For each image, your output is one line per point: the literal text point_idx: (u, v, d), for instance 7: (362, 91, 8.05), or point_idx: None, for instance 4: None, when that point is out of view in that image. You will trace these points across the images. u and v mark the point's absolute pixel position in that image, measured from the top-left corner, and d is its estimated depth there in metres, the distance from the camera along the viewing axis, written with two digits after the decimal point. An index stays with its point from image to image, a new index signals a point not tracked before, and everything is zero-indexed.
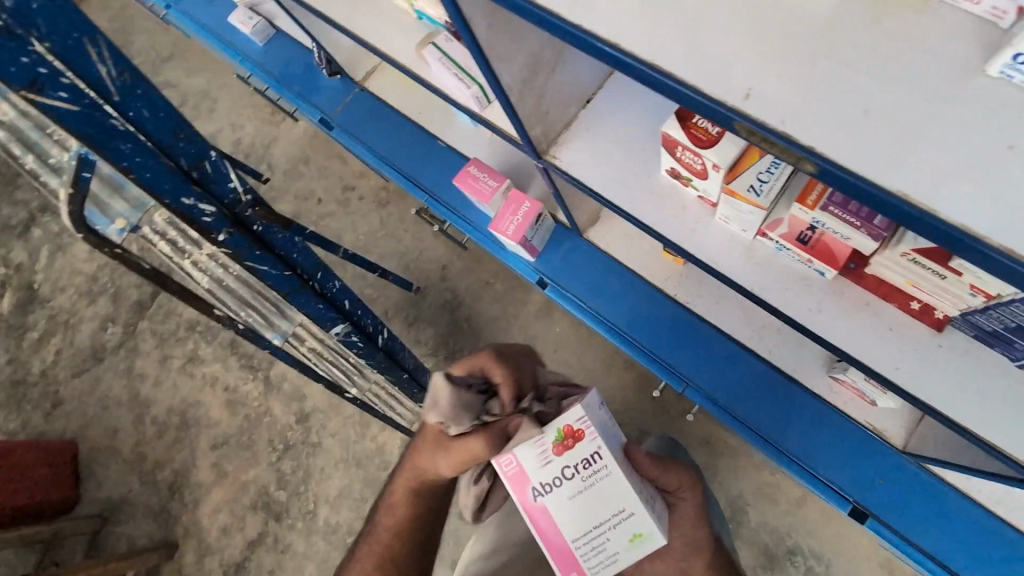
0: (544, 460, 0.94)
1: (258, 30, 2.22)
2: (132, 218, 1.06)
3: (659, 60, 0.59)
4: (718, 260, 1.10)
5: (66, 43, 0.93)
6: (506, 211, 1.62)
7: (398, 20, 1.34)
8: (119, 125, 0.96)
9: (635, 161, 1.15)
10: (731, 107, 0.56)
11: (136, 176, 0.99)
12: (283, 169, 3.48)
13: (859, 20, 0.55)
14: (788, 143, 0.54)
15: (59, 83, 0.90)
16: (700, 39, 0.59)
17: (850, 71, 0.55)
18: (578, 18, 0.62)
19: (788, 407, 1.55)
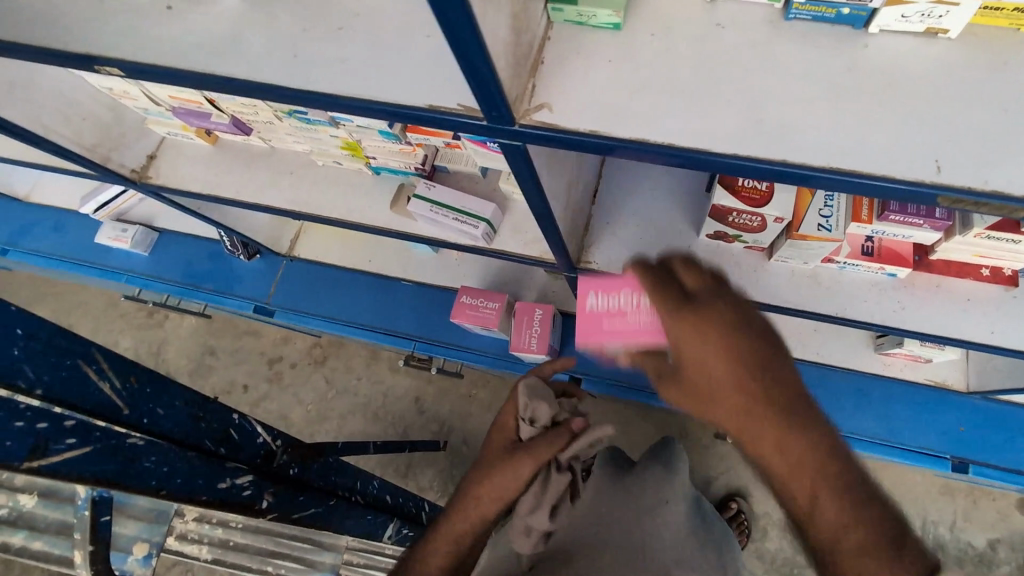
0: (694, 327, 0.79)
1: (138, 240, 1.79)
2: (153, 537, 0.77)
3: (839, 163, 0.53)
4: (790, 299, 1.09)
5: (59, 375, 0.65)
6: (522, 326, 1.52)
7: (350, 181, 1.21)
8: (137, 440, 0.66)
9: (667, 237, 1.12)
10: (930, 184, 0.52)
11: (168, 490, 0.67)
12: (187, 370, 3.02)
13: (992, 70, 0.55)
14: (1010, 200, 0.51)
15: (62, 428, 0.62)
16: (855, 131, 0.55)
17: (1016, 114, 0.53)
18: (722, 148, 0.56)
19: (852, 396, 1.58)
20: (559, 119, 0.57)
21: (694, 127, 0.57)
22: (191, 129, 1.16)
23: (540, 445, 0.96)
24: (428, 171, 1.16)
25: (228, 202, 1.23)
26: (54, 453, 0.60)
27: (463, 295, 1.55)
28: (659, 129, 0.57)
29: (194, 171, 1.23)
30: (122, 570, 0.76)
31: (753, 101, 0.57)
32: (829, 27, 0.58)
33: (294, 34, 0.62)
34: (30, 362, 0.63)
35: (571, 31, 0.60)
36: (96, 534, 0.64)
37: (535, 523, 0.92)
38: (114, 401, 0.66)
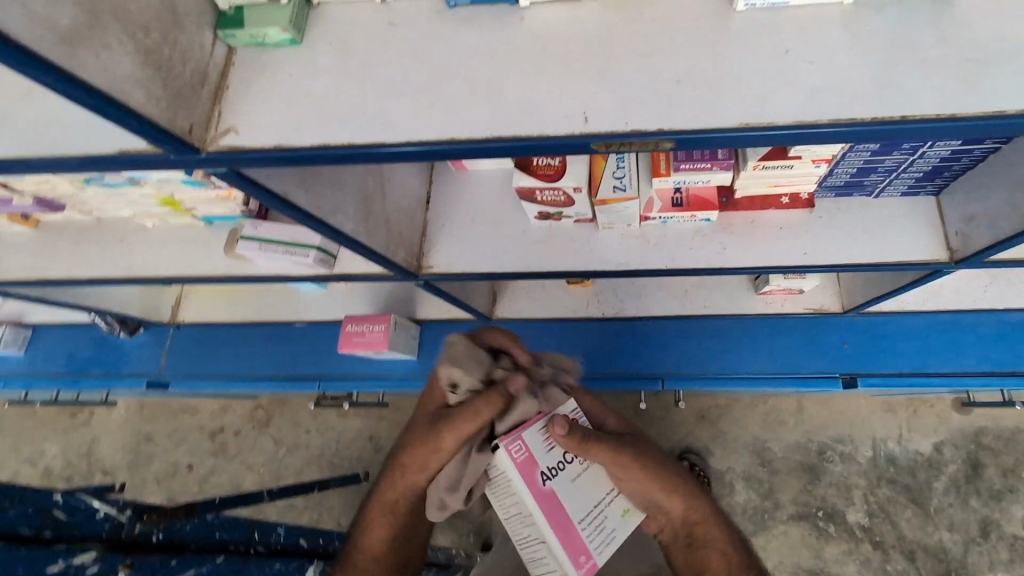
0: (546, 441, 0.82)
1: (9, 338, 1.70)
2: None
3: (498, 131, 0.55)
4: (623, 259, 1.13)
5: None
6: (528, 460, 0.79)
7: (184, 238, 1.19)
8: None
9: (501, 226, 1.15)
10: (576, 134, 0.54)
11: None
12: (124, 463, 2.88)
13: (625, 23, 0.57)
14: (641, 135, 0.53)
15: None
16: (516, 93, 0.56)
17: (646, 59, 0.56)
18: (397, 138, 0.56)
19: (746, 340, 1.66)
20: (235, 143, 0.57)
21: (375, 119, 0.57)
22: (3, 216, 1.12)
23: (459, 420, 0.85)
24: (257, 211, 1.15)
25: (61, 283, 1.19)
26: None
27: (530, 425, 0.82)
28: (336, 126, 0.57)
29: (25, 261, 1.18)
30: None
31: (421, 84, 0.58)
32: (488, 7, 0.60)
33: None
34: None
35: (251, 53, 0.61)
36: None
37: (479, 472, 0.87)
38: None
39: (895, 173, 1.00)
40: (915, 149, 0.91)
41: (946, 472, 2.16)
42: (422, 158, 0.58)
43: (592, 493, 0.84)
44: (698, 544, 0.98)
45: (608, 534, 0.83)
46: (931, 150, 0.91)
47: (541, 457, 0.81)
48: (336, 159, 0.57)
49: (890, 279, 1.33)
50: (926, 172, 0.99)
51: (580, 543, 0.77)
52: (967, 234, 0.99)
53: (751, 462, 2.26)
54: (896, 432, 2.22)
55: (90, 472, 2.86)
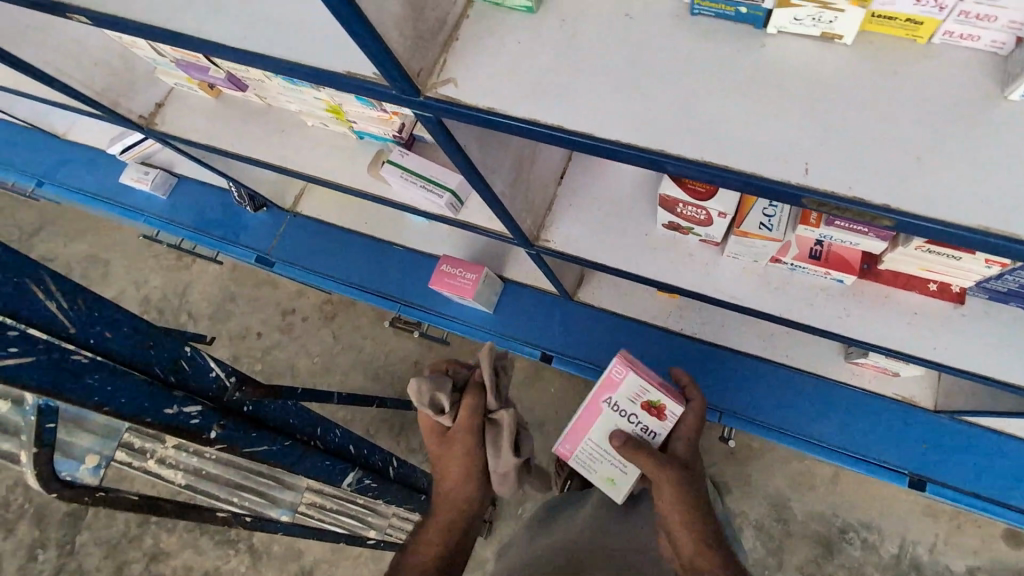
0: (642, 391, 1.07)
1: (158, 183, 1.92)
2: (104, 451, 0.88)
3: (711, 157, 0.55)
4: (737, 294, 1.12)
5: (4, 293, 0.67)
6: (639, 383, 1.07)
7: (334, 144, 1.28)
8: (81, 359, 0.74)
9: (625, 223, 1.15)
10: (794, 185, 0.53)
11: (110, 406, 0.78)
12: (207, 312, 3.20)
13: (874, 81, 0.55)
14: (862, 206, 0.52)
15: (7, 339, 0.67)
16: (736, 124, 0.56)
17: (890, 127, 0.53)
18: (608, 135, 0.58)
19: (819, 405, 1.60)
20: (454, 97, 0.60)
21: (590, 112, 0.59)
22: (195, 81, 1.24)
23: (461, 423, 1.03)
24: (406, 140, 1.21)
25: (223, 153, 1.31)
26: None
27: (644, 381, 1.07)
28: (552, 108, 0.59)
29: (199, 124, 1.31)
30: (72, 476, 0.86)
31: (646, 89, 0.58)
32: (731, 24, 0.59)
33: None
34: None
35: (486, 10, 0.62)
36: (40, 438, 0.74)
37: (505, 468, 1.05)
38: (61, 320, 0.72)
39: None
40: None
41: None
42: (627, 161, 0.59)
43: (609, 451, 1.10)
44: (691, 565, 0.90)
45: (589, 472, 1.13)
46: None
47: (623, 394, 1.08)
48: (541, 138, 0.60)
49: (1002, 398, 1.24)
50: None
51: (573, 442, 1.12)
52: None
53: (767, 514, 2.22)
54: (933, 541, 2.11)
55: (179, 311, 3.22)
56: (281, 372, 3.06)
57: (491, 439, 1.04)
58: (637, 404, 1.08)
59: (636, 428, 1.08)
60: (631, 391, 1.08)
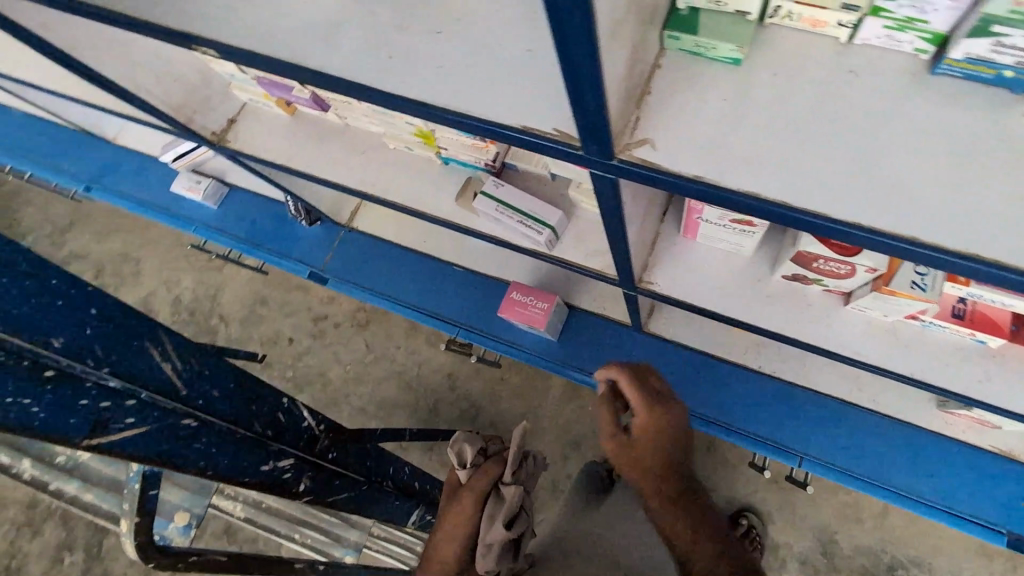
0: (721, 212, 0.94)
1: (210, 193, 1.86)
2: (194, 509, 0.81)
3: (977, 250, 0.48)
4: (859, 350, 1.04)
5: (128, 357, 0.62)
6: None
7: (417, 168, 1.21)
8: (191, 424, 0.66)
9: (736, 268, 1.09)
10: None
11: (216, 468, 0.69)
12: (239, 315, 3.08)
13: None
14: None
15: (125, 406, 0.60)
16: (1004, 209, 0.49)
17: None
18: (848, 215, 0.51)
19: (907, 453, 1.52)
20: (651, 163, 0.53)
21: (822, 183, 0.51)
22: (273, 97, 1.17)
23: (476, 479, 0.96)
24: (497, 168, 1.14)
25: (298, 173, 1.24)
26: (113, 432, 0.58)
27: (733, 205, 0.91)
28: (775, 178, 0.52)
29: (272, 141, 1.24)
30: (162, 537, 0.79)
31: (885, 160, 0.51)
32: (983, 85, 0.52)
33: (392, 30, 0.61)
34: (97, 338, 0.60)
35: (685, 60, 0.56)
36: (143, 506, 0.67)
37: (492, 539, 0.87)
38: (176, 383, 0.65)
39: None
40: None
41: None
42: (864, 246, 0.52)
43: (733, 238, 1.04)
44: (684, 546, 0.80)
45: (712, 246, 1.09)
46: None
47: (710, 215, 0.97)
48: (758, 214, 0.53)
49: None
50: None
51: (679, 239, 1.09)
52: None
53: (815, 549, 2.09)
54: None
55: (210, 314, 3.10)
56: (312, 381, 2.94)
57: (492, 508, 0.92)
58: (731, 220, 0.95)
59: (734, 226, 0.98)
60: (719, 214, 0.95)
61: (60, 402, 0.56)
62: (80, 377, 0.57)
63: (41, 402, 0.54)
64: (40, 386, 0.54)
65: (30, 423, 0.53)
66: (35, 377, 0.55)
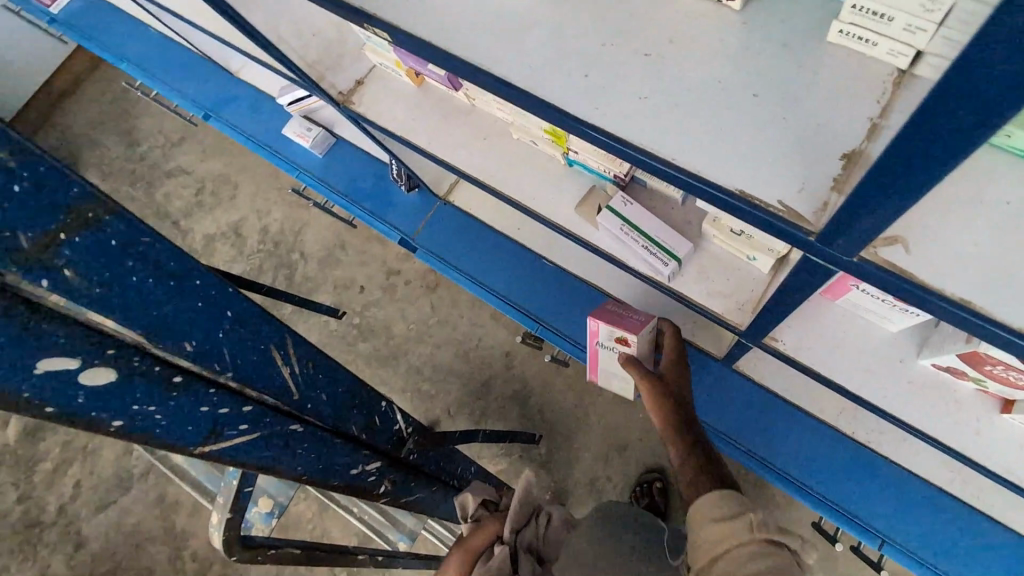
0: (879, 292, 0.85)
1: (319, 141, 1.87)
2: (279, 498, 0.80)
3: None
4: (1009, 467, 0.90)
5: (251, 359, 0.61)
6: None
7: (536, 165, 1.14)
8: (297, 429, 0.66)
9: (878, 345, 0.96)
10: None
11: (310, 476, 0.68)
12: (318, 256, 3.03)
13: None
14: None
15: (240, 415, 0.59)
16: None
17: None
18: None
19: (1005, 560, 1.38)
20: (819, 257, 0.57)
21: None
22: (405, 66, 1.12)
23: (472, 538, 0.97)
24: (625, 181, 1.06)
25: (414, 146, 1.19)
26: (228, 438, 0.58)
27: None
28: (1013, 302, 0.51)
29: (395, 109, 1.19)
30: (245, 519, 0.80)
31: None
32: None
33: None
34: (225, 341, 0.59)
35: (963, 142, 0.57)
36: (236, 503, 0.67)
37: None
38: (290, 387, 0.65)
39: None
40: None
41: None
42: None
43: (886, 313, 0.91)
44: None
45: (855, 319, 0.96)
46: None
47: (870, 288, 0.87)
48: (984, 336, 0.52)
49: None
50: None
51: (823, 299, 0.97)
52: None
53: None
54: None
55: (291, 249, 3.05)
56: (376, 333, 2.91)
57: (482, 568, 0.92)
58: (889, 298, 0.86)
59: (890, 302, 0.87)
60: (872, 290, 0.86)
61: (182, 408, 0.55)
62: (204, 384, 0.57)
63: (165, 411, 0.53)
64: (165, 393, 0.54)
65: (152, 431, 0.53)
66: (164, 383, 0.54)
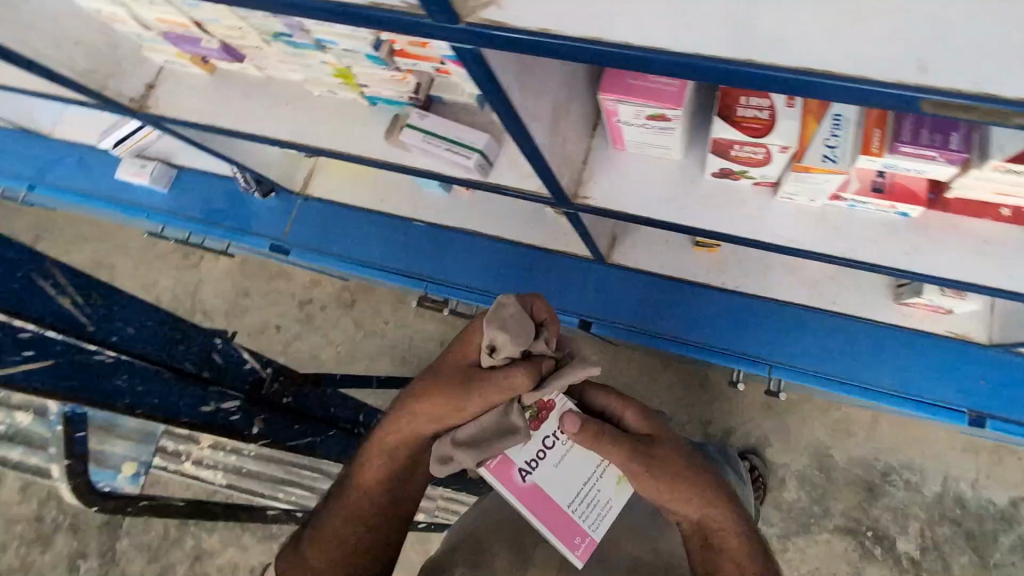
0: (637, 115, 0.94)
1: (158, 176, 1.83)
2: (140, 457, 0.83)
3: (809, 63, 0.49)
4: (798, 239, 1.03)
5: (16, 293, 0.69)
6: (644, 91, 0.91)
7: (343, 115, 1.19)
8: (106, 358, 0.70)
9: (670, 174, 1.08)
10: (911, 86, 0.48)
11: (143, 408, 0.71)
12: (222, 310, 3.00)
13: None
14: (992, 102, 0.46)
15: (19, 343, 0.65)
16: (823, 28, 0.50)
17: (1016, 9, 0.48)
18: (686, 44, 0.52)
19: (871, 348, 1.56)
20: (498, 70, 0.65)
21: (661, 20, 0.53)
22: (186, 54, 1.13)
23: (491, 390, 0.84)
24: (422, 101, 1.13)
25: (225, 131, 1.22)
26: (13, 363, 0.64)
27: (643, 104, 0.90)
28: (599, 20, 0.54)
29: (191, 100, 1.21)
30: (111, 486, 0.82)
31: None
32: None
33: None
34: None
35: None
36: (71, 449, 0.76)
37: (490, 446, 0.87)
38: (77, 316, 0.71)
39: None
40: None
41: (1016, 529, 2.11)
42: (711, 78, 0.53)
43: (659, 139, 1.01)
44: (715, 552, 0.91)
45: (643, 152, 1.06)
46: None
47: (630, 115, 0.95)
48: (597, 59, 0.55)
49: None
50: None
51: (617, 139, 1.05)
52: None
53: (808, 463, 2.24)
54: (975, 477, 2.15)
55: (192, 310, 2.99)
56: (304, 363, 2.86)
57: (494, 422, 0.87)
58: (645, 119, 0.94)
59: (652, 125, 0.95)
60: (631, 118, 0.95)
61: None
62: None
63: None
64: None
65: None
66: None
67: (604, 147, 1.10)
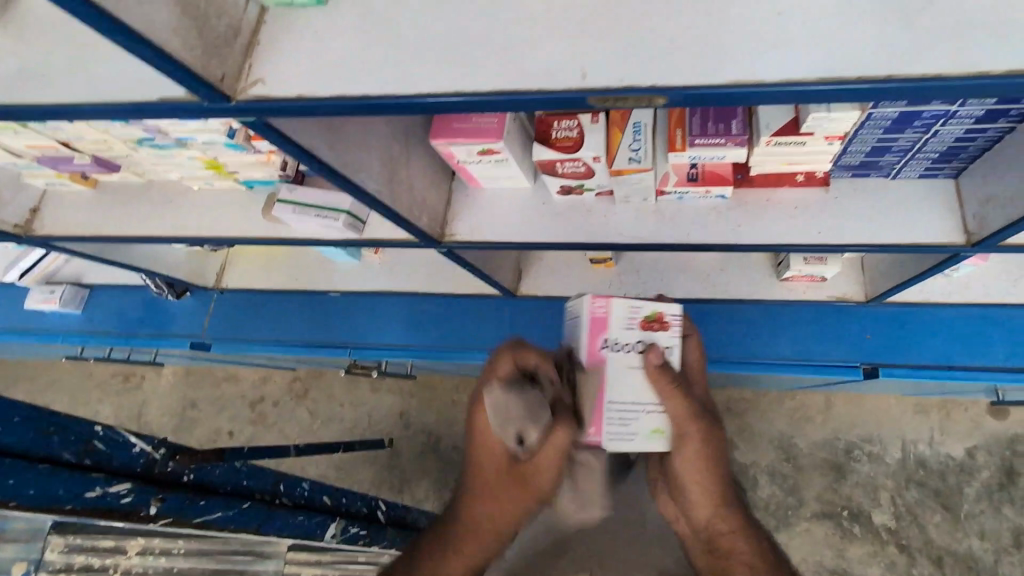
0: (468, 152, 1.06)
1: (69, 298, 1.85)
2: (31, 556, 0.85)
3: (503, 86, 0.60)
4: (641, 234, 1.16)
5: None
6: (466, 130, 1.03)
7: (226, 204, 1.28)
8: None
9: (525, 200, 1.21)
10: (574, 90, 0.59)
11: (19, 500, 0.76)
12: (170, 426, 2.95)
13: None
14: (633, 92, 0.58)
15: None
16: (520, 55, 0.61)
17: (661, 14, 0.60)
18: (404, 88, 0.62)
19: (766, 325, 1.68)
20: (289, 131, 0.74)
21: (387, 72, 0.62)
22: (64, 174, 1.22)
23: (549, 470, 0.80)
24: (294, 176, 1.22)
25: (115, 239, 1.29)
26: None
27: (468, 142, 1.03)
28: (331, 79, 0.63)
29: (79, 217, 1.30)
30: None
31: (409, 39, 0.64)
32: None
33: (42, 59, 0.69)
34: None
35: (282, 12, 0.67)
36: None
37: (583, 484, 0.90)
38: None
39: (911, 154, 1.02)
40: (929, 127, 0.94)
41: (978, 478, 2.17)
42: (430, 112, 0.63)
43: (501, 171, 1.13)
44: (721, 554, 0.82)
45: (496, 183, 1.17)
46: (944, 128, 0.94)
47: (463, 153, 1.07)
48: (336, 112, 0.64)
49: (909, 265, 1.33)
50: (941, 153, 1.01)
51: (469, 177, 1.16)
52: (983, 217, 1.00)
53: (776, 456, 2.31)
54: (930, 436, 2.23)
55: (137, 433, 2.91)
56: None
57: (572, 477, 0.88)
58: (477, 154, 1.06)
59: (487, 159, 1.07)
60: (464, 155, 1.07)
61: None
62: None
63: None
64: None
65: None
66: None
67: (465, 189, 1.22)
